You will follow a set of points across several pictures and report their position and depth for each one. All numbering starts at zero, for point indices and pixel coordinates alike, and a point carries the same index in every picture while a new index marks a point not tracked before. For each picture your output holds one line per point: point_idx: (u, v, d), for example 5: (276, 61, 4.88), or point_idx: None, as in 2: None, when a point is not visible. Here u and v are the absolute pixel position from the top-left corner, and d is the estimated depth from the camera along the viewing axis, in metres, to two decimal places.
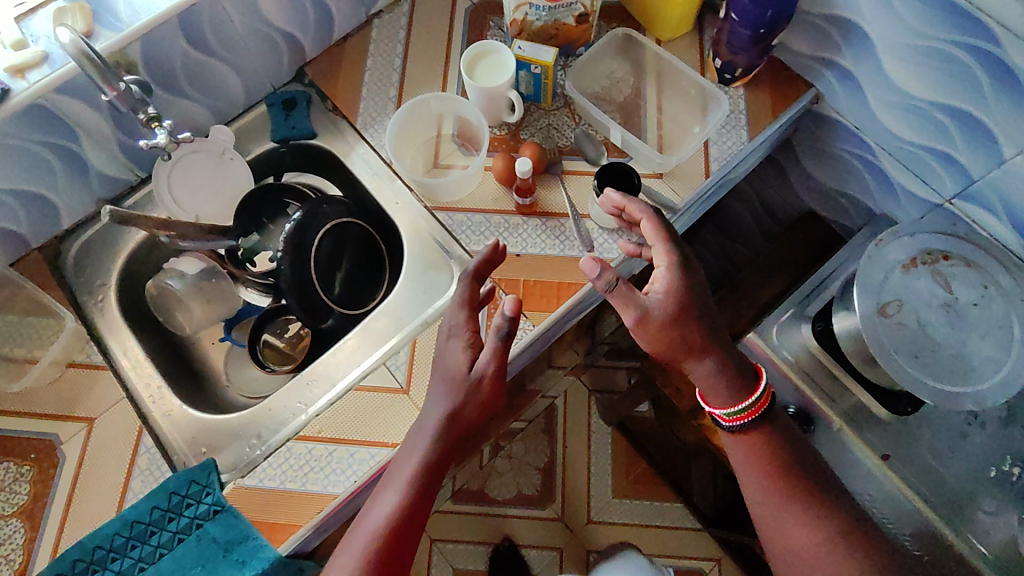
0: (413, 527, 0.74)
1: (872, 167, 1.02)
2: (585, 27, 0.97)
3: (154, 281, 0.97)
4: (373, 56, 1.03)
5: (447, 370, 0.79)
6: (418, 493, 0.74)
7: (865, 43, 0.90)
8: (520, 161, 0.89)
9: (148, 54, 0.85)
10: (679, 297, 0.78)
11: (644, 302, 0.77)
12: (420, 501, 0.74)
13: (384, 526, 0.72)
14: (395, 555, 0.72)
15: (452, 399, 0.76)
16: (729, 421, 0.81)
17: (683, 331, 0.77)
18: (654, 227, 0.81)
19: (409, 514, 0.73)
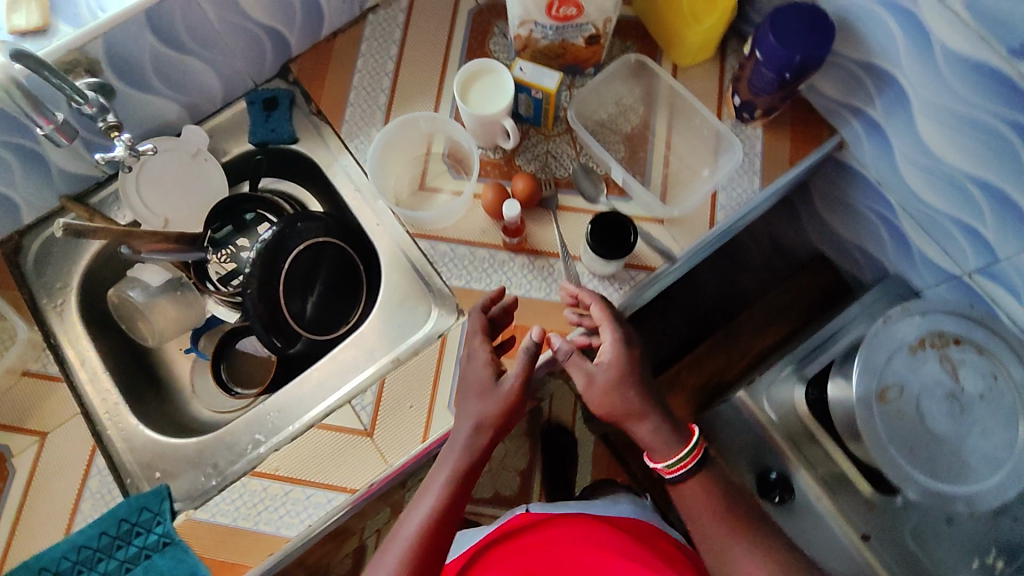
0: (444, 542, 0.72)
1: (892, 225, 0.96)
2: (594, 49, 0.88)
3: (115, 290, 0.90)
4: (365, 56, 0.95)
5: (478, 383, 0.76)
6: (452, 504, 0.72)
7: (898, 97, 0.82)
8: (509, 203, 0.82)
9: (112, 52, 0.77)
10: (625, 373, 0.76)
11: (592, 372, 0.77)
12: (454, 511, 0.73)
13: (418, 537, 0.70)
14: (431, 558, 0.70)
15: (489, 408, 0.74)
16: (670, 471, 0.77)
17: (625, 398, 0.75)
18: (601, 309, 0.78)
19: (441, 527, 0.71)
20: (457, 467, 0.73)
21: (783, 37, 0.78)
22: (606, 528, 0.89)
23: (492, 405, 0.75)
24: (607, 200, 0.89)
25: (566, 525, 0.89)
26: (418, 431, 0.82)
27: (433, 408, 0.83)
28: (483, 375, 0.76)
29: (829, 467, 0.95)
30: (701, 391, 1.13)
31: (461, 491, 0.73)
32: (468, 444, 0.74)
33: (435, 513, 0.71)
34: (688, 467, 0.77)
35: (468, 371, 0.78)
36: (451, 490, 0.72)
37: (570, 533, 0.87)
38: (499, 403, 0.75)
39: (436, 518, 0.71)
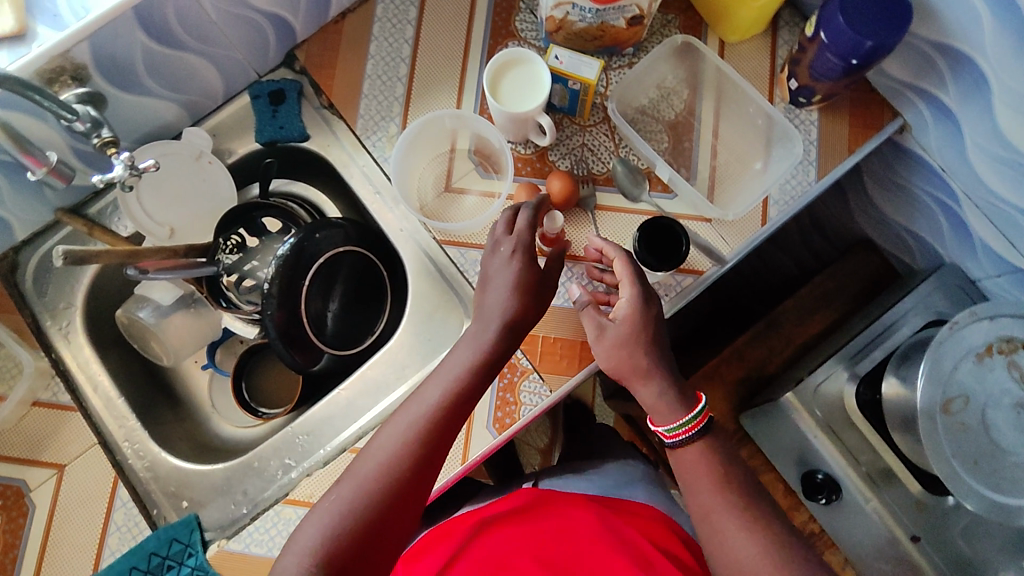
0: (448, 442, 0.63)
1: (952, 214, 0.90)
2: (635, 29, 0.80)
3: (123, 312, 0.84)
4: (377, 39, 0.86)
5: (502, 281, 0.69)
6: (462, 403, 0.65)
7: (975, 82, 0.75)
8: (552, 218, 0.78)
9: (100, 53, 0.68)
10: (640, 326, 0.70)
11: (605, 323, 0.72)
12: (462, 413, 0.65)
13: (435, 413, 0.63)
14: (441, 445, 0.63)
15: (511, 308, 0.67)
16: (671, 437, 0.70)
17: (633, 353, 0.70)
18: (624, 266, 0.72)
19: (446, 425, 0.63)
20: (472, 363, 0.66)
21: (853, 20, 0.70)
22: (613, 519, 0.77)
23: (513, 307, 0.67)
24: (651, 198, 0.82)
25: (566, 513, 0.78)
26: (458, 453, 0.78)
27: (471, 428, 0.78)
28: (510, 276, 0.69)
29: (873, 462, 0.92)
30: (740, 386, 1.07)
31: (472, 392, 0.65)
32: (489, 344, 0.66)
33: (442, 409, 0.64)
34: (690, 432, 0.69)
35: (495, 271, 0.70)
36: (461, 387, 0.65)
37: (571, 524, 0.76)
38: (518, 306, 0.68)
39: (441, 416, 0.63)
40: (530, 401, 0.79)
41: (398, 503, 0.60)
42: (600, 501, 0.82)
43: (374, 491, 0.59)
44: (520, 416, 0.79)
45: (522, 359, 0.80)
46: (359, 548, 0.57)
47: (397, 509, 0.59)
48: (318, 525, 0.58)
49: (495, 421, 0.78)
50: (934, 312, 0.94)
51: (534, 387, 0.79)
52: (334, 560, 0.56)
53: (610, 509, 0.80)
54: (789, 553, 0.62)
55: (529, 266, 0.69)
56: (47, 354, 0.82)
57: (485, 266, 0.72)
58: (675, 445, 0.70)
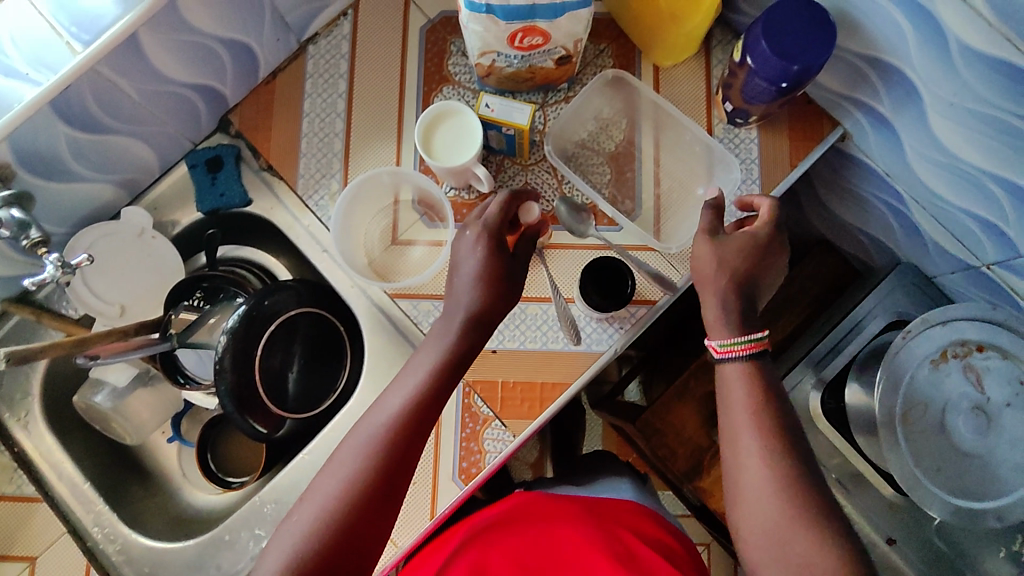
0: (414, 448, 0.62)
1: (902, 215, 0.90)
2: (566, 67, 0.79)
3: (79, 398, 0.84)
4: (310, 96, 0.86)
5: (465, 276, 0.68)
6: (426, 405, 0.64)
7: (907, 94, 0.75)
8: (528, 210, 0.71)
9: (20, 151, 0.67)
10: (752, 250, 0.68)
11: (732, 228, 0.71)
12: (425, 417, 0.63)
13: (399, 419, 0.62)
14: (408, 449, 0.62)
15: (475, 302, 0.67)
16: (722, 351, 0.66)
17: (721, 272, 0.68)
18: (768, 208, 0.70)
19: (411, 430, 0.62)
20: (434, 364, 0.65)
21: (776, 45, 0.70)
22: (598, 520, 0.75)
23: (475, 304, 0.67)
24: (597, 233, 0.82)
25: (550, 520, 0.75)
26: (426, 508, 0.78)
27: (436, 482, 0.78)
28: (472, 267, 0.68)
29: (843, 467, 0.90)
30: (709, 399, 1.09)
31: (437, 392, 0.64)
32: (452, 343, 0.66)
33: (405, 413, 0.62)
34: (746, 352, 0.65)
35: (460, 261, 0.69)
36: (425, 389, 0.64)
37: (558, 533, 0.73)
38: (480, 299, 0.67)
39: (405, 421, 0.62)
40: (494, 448, 0.78)
41: (362, 514, 0.59)
42: (581, 500, 0.79)
43: (337, 505, 0.58)
44: (486, 464, 0.78)
45: (482, 407, 0.79)
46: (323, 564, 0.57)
47: (362, 521, 0.59)
48: (282, 549, 0.57)
49: (461, 473, 0.78)
50: (896, 312, 0.94)
51: (497, 434, 0.79)
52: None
53: (595, 508, 0.77)
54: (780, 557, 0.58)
55: (493, 256, 0.68)
56: (8, 447, 0.82)
57: (453, 253, 0.71)
58: (725, 360, 0.66)
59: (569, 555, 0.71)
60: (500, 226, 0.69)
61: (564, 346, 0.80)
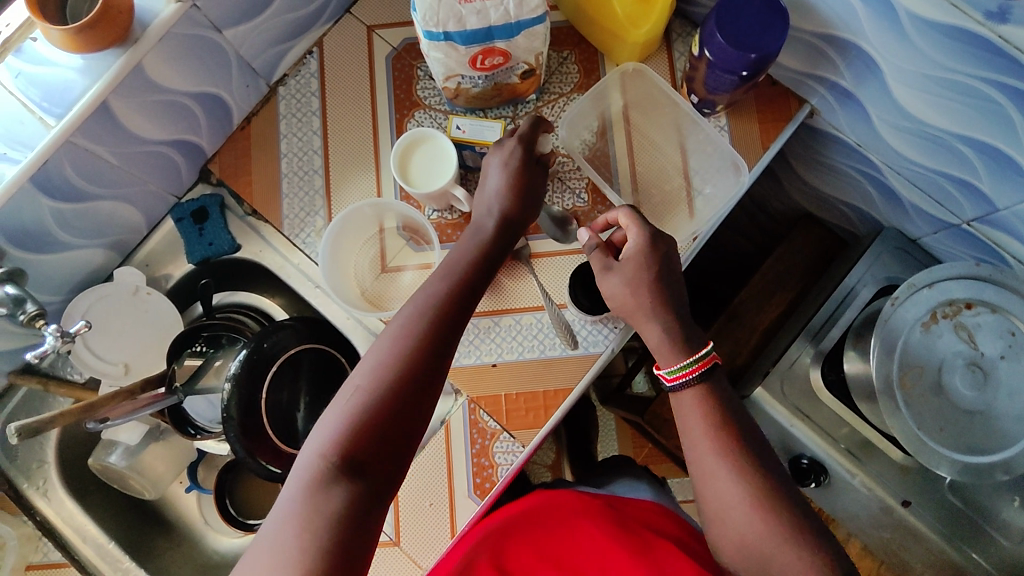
0: (458, 331, 0.61)
1: (879, 182, 0.91)
2: (531, 80, 0.81)
3: (95, 460, 0.85)
4: (286, 136, 0.87)
5: (491, 186, 0.72)
6: (465, 292, 0.64)
7: (867, 66, 0.76)
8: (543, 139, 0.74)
9: (8, 230, 0.69)
10: (646, 264, 0.68)
11: (611, 264, 0.70)
12: (465, 305, 0.63)
13: (444, 298, 0.62)
14: (455, 327, 0.61)
15: (503, 207, 0.71)
16: (672, 379, 0.66)
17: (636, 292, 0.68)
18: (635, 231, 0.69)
19: (454, 309, 0.62)
20: (470, 258, 0.67)
21: (732, 36, 0.71)
22: (622, 514, 0.76)
23: (502, 210, 0.71)
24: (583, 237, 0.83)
25: (571, 514, 0.76)
26: (445, 527, 0.79)
27: (453, 500, 0.79)
28: (500, 179, 0.72)
29: (850, 436, 0.91)
30: None
31: (474, 282, 0.65)
32: (485, 242, 0.68)
33: (447, 298, 0.62)
34: (693, 376, 0.65)
35: (487, 177, 0.73)
36: (464, 279, 0.64)
37: (584, 525, 0.74)
38: (507, 205, 0.71)
39: (449, 301, 0.62)
40: (505, 461, 0.79)
41: (416, 384, 0.56)
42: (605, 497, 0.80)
43: (387, 374, 0.56)
44: (499, 477, 0.79)
45: (488, 420, 0.80)
46: (379, 435, 0.53)
47: (417, 383, 0.56)
48: (336, 416, 0.54)
49: (476, 488, 0.79)
50: (885, 277, 0.95)
51: (506, 446, 0.80)
52: (356, 443, 0.52)
53: (616, 504, 0.78)
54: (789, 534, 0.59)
55: (519, 168, 0.72)
56: (30, 516, 0.83)
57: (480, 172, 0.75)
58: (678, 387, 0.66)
59: (587, 547, 0.71)
60: (524, 144, 0.74)
61: (561, 352, 0.81)
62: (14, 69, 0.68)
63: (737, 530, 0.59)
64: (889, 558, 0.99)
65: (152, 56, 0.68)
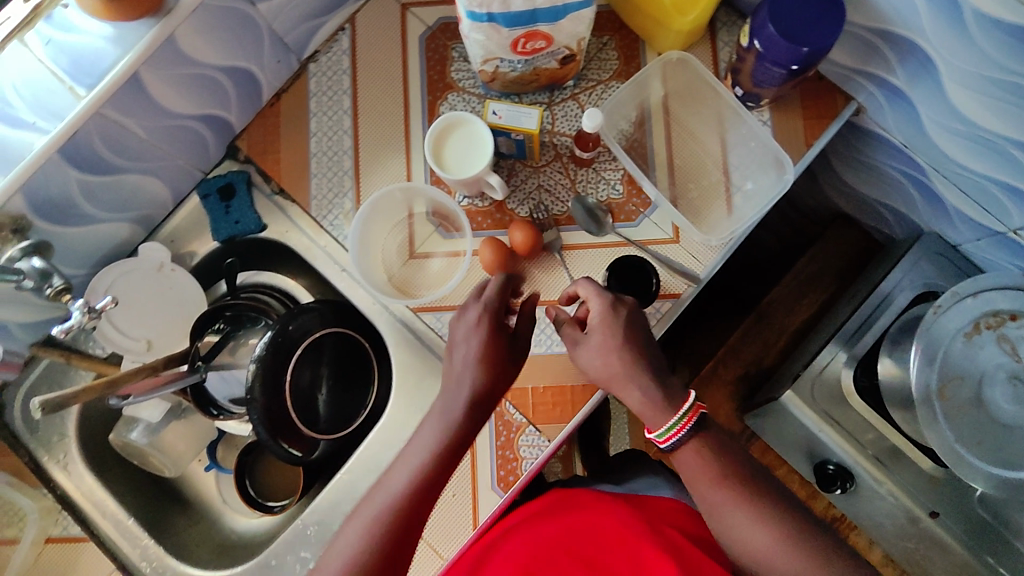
0: (418, 525, 0.60)
1: (922, 185, 0.88)
2: (570, 66, 0.78)
3: (116, 436, 0.85)
4: (316, 115, 0.85)
5: (462, 349, 0.66)
6: (429, 487, 0.61)
7: (922, 64, 0.73)
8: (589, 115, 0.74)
9: (35, 200, 0.67)
10: (616, 332, 0.67)
11: (579, 337, 0.69)
12: (429, 493, 0.61)
13: (403, 501, 0.60)
14: (412, 526, 0.60)
15: (475, 380, 0.65)
16: (665, 441, 0.64)
17: (610, 360, 0.66)
18: (600, 305, 0.68)
19: (414, 510, 0.60)
20: (438, 445, 0.63)
21: (784, 28, 0.68)
22: (650, 515, 0.74)
23: (473, 385, 0.64)
24: (615, 231, 0.81)
25: (597, 513, 0.75)
26: (468, 518, 0.78)
27: (477, 492, 0.78)
28: (472, 348, 0.66)
29: (879, 443, 0.89)
30: (740, 384, 1.07)
31: (438, 476, 0.62)
32: (455, 422, 0.64)
33: (406, 498, 0.60)
34: (683, 435, 0.63)
35: (457, 343, 0.67)
36: (427, 474, 0.62)
37: (612, 526, 0.73)
38: (479, 377, 0.65)
39: (408, 502, 0.60)
40: (530, 454, 0.78)
41: None
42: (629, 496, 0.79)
43: None
44: (523, 471, 0.78)
45: (513, 412, 0.79)
46: None
47: None
48: None
49: (499, 481, 0.78)
50: (922, 283, 0.92)
51: (532, 440, 0.78)
52: None
53: (652, 505, 0.76)
54: (827, 548, 0.57)
55: (490, 335, 0.67)
56: (50, 489, 0.83)
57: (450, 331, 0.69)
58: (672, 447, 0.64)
59: (616, 546, 0.70)
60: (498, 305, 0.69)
61: None
62: (44, 36, 0.66)
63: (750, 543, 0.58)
64: (911, 567, 0.98)
65: (185, 26, 0.66)
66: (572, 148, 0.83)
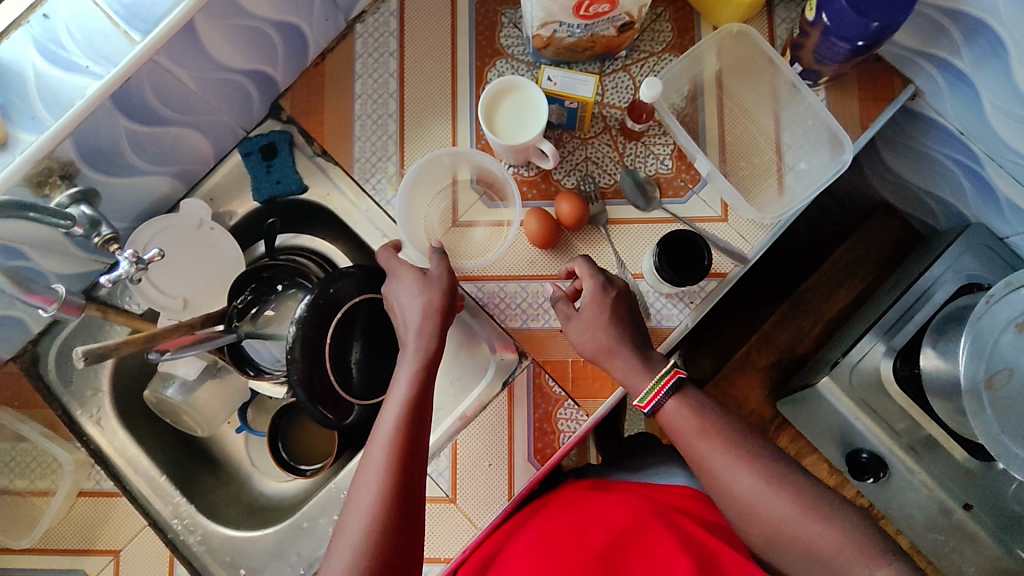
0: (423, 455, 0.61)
1: (974, 174, 0.87)
2: (627, 34, 0.76)
3: (152, 393, 0.85)
4: (361, 76, 0.84)
5: (412, 318, 0.67)
6: (417, 415, 0.62)
7: (991, 46, 0.71)
8: (648, 83, 0.72)
9: (84, 147, 0.66)
10: (605, 310, 0.69)
11: (572, 313, 0.71)
12: (417, 451, 0.60)
13: (396, 431, 0.60)
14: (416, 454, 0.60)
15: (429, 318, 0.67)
16: (647, 404, 0.65)
17: (606, 338, 0.68)
18: (591, 287, 0.70)
19: (414, 435, 0.61)
20: (413, 373, 0.64)
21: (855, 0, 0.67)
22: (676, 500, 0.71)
23: (426, 344, 0.66)
24: (661, 207, 0.80)
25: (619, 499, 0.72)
26: (503, 489, 0.77)
27: (513, 463, 0.77)
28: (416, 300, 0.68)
29: (913, 432, 0.88)
30: (772, 369, 1.07)
31: (423, 402, 0.63)
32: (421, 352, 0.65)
33: (401, 424, 0.61)
34: (667, 397, 0.65)
35: (401, 304, 0.69)
36: (412, 403, 0.62)
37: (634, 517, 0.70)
38: (434, 337, 0.66)
39: (404, 428, 0.60)
40: (568, 428, 0.77)
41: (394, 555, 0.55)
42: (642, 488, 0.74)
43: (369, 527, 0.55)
44: (561, 444, 0.77)
45: (553, 386, 0.78)
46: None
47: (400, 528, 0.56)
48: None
49: (536, 453, 0.77)
50: (967, 276, 0.91)
51: (570, 413, 0.77)
52: None
53: (688, 497, 0.71)
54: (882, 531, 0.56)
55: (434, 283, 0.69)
56: (83, 443, 0.83)
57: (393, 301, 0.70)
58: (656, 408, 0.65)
59: None
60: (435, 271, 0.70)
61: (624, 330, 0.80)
62: None
63: (767, 516, 0.58)
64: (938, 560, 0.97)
65: None
66: (622, 121, 0.82)
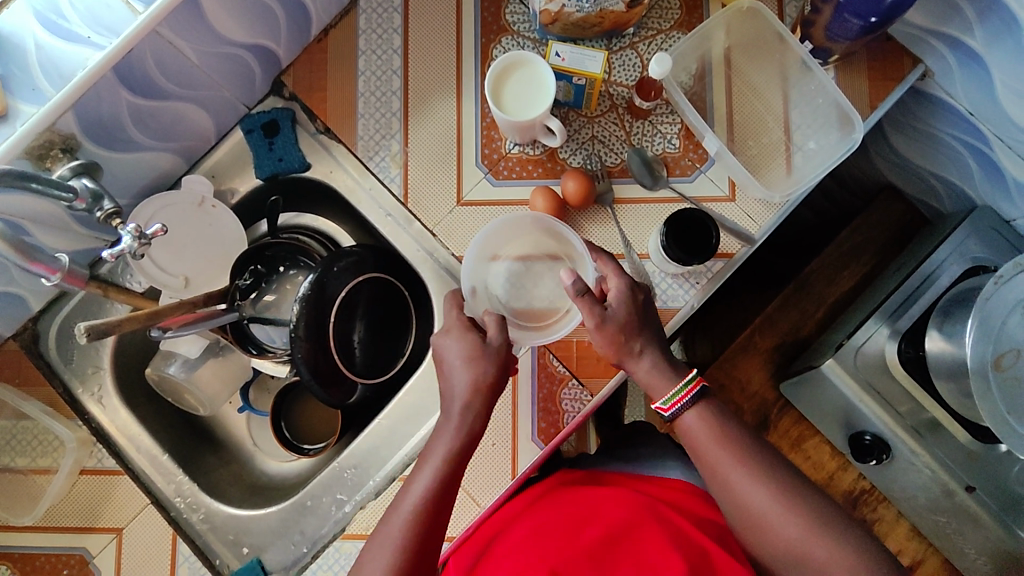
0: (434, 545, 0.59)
1: (983, 155, 0.86)
2: (635, 10, 0.75)
3: (153, 369, 0.84)
4: (365, 53, 0.83)
5: (457, 395, 0.63)
6: (439, 506, 0.60)
7: (1004, 23, 0.70)
8: (658, 58, 0.71)
9: (85, 120, 0.65)
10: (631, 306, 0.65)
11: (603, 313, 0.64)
12: (433, 536, 0.59)
13: (414, 519, 0.58)
14: (429, 540, 0.59)
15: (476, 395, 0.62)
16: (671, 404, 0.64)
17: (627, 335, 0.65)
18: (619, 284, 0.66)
19: (429, 528, 0.59)
20: (445, 458, 0.61)
21: None
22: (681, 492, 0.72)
23: (469, 426, 0.62)
24: (667, 185, 0.79)
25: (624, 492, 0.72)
26: (507, 468, 0.77)
27: (517, 443, 0.77)
28: (466, 371, 0.63)
29: (917, 414, 0.88)
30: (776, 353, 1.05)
31: (448, 493, 0.60)
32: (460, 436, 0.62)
33: (419, 514, 0.59)
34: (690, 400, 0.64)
35: (447, 367, 0.64)
36: (436, 490, 0.60)
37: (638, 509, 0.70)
38: (478, 420, 0.63)
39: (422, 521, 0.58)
40: (572, 408, 0.77)
41: None
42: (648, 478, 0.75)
43: None
44: (565, 424, 0.77)
45: (557, 366, 0.78)
46: None
47: None
48: None
49: (540, 433, 0.77)
50: (973, 260, 0.90)
51: (574, 393, 0.77)
52: None
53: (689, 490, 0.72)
54: None
55: (483, 355, 0.63)
56: (85, 421, 0.82)
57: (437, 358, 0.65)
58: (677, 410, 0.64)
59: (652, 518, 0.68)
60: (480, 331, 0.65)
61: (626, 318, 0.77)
62: None
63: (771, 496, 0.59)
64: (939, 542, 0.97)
65: None
66: (630, 99, 0.81)
